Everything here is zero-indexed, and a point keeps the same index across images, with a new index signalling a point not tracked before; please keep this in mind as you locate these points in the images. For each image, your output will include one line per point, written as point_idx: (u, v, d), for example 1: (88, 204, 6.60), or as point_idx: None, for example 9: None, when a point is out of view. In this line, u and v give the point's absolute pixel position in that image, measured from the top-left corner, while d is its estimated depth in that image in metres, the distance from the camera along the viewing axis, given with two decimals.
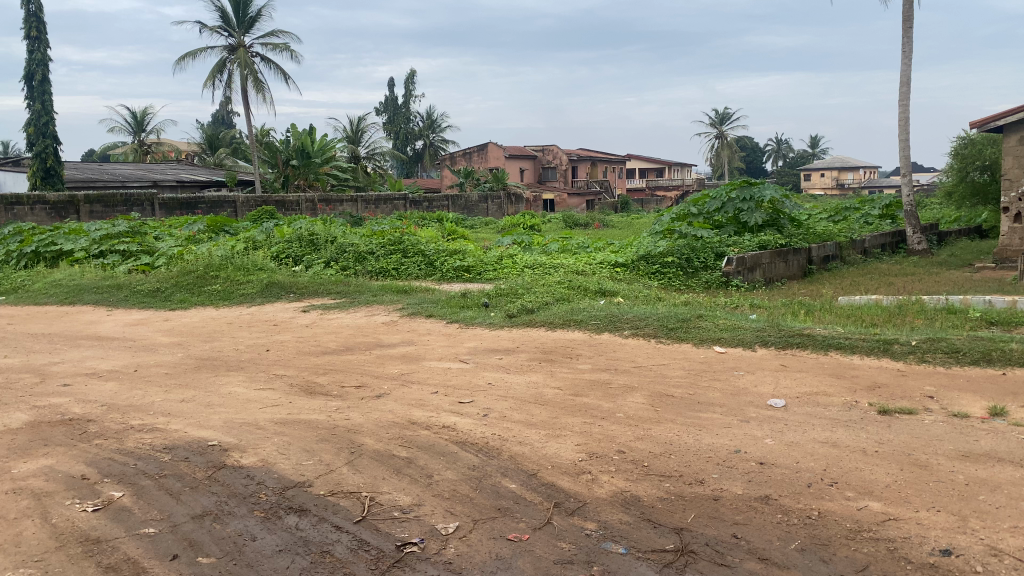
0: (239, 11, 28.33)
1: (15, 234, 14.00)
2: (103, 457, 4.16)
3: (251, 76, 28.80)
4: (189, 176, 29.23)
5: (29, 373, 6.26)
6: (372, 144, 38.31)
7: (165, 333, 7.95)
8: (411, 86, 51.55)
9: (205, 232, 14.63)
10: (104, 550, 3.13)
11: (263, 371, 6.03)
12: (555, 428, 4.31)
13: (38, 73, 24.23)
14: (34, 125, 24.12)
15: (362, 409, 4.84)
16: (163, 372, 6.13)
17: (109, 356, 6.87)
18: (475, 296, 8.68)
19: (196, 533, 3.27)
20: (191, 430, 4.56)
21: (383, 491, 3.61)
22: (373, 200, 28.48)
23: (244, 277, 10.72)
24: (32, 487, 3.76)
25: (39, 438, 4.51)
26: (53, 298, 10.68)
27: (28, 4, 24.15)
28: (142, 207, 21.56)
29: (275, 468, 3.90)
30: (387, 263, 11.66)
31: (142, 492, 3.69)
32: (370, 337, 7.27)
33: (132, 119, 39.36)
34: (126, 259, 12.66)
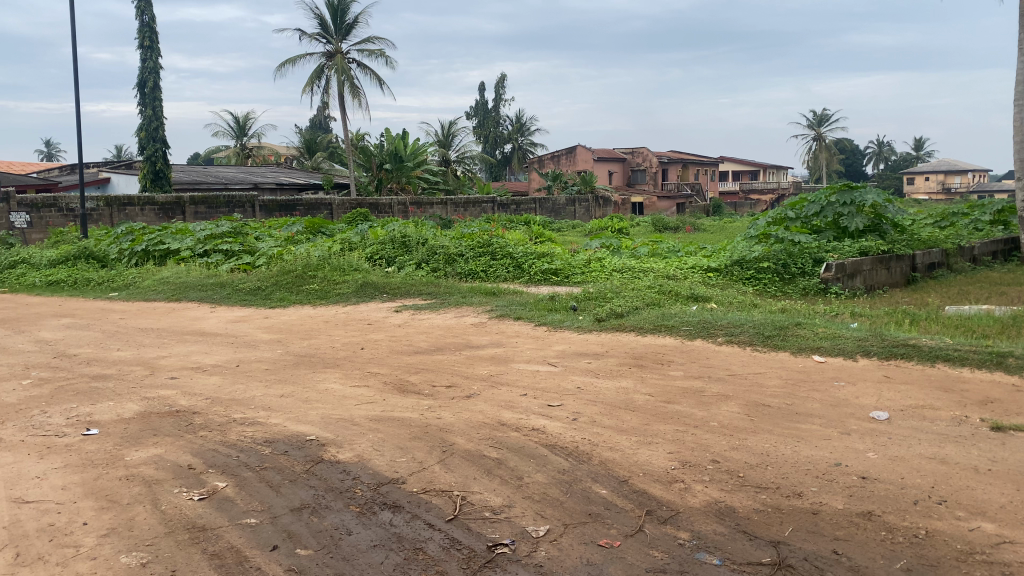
0: (336, 17, 29.13)
1: (128, 233, 14.76)
2: (208, 447, 4.34)
3: (348, 81, 29.60)
4: (289, 179, 30.38)
5: (140, 365, 6.60)
6: (462, 148, 38.76)
7: (264, 330, 8.23)
8: (501, 90, 52.09)
9: (303, 233, 15.10)
10: (209, 538, 3.27)
11: (357, 369, 6.17)
12: (646, 434, 4.26)
13: (151, 81, 25.51)
14: (146, 130, 25.33)
15: (452, 409, 4.90)
16: (264, 367, 6.36)
17: (213, 351, 7.17)
18: (564, 299, 8.65)
19: (294, 525, 3.37)
20: (290, 424, 4.71)
21: (475, 491, 3.64)
22: (462, 203, 28.91)
23: (341, 277, 11.01)
24: (144, 474, 3.96)
25: (149, 428, 4.74)
26: (162, 295, 11.20)
27: (142, 15, 25.42)
28: (243, 208, 22.43)
29: (370, 464, 3.99)
30: (476, 265, 11.77)
31: (244, 483, 3.83)
32: (459, 338, 7.36)
33: (235, 124, 41.04)
34: (229, 258, 13.19)
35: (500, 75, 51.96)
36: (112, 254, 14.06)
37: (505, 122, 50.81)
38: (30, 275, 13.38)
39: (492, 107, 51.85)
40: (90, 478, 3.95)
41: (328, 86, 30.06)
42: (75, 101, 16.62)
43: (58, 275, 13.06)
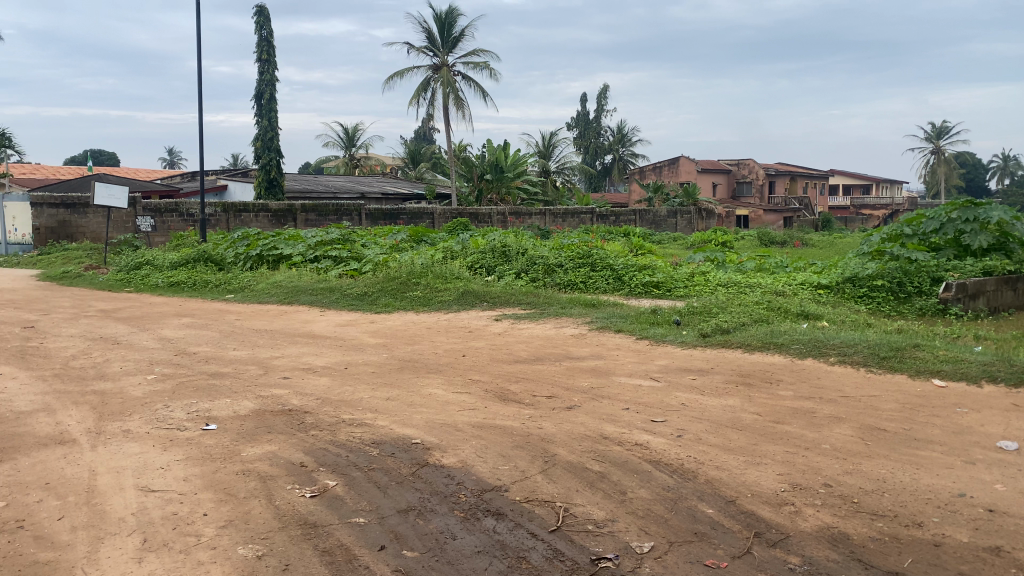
0: (443, 30, 29.73)
1: (243, 238, 15.44)
2: (319, 446, 4.49)
3: (453, 94, 30.14)
4: (394, 189, 31.13)
5: (255, 365, 6.89)
6: (563, 159, 38.94)
7: (370, 335, 8.44)
8: (603, 101, 52.04)
9: (407, 241, 15.46)
10: (320, 535, 3.37)
11: (460, 376, 6.25)
12: (754, 454, 4.15)
13: (267, 93, 26.67)
14: (261, 140, 26.48)
15: (554, 420, 4.90)
16: (370, 370, 6.53)
17: (322, 353, 7.41)
18: (667, 313, 8.53)
19: (401, 527, 3.44)
20: (396, 427, 4.81)
21: (578, 503, 3.63)
22: (561, 214, 28.98)
23: (443, 284, 11.21)
24: (259, 470, 4.13)
25: (263, 425, 4.94)
26: (274, 298, 11.68)
27: (260, 30, 26.61)
28: (350, 216, 23.15)
29: (474, 470, 4.04)
30: (576, 276, 11.75)
31: (353, 482, 3.93)
32: (559, 349, 7.36)
33: (344, 135, 42.44)
34: (337, 264, 13.62)
35: (602, 86, 51.95)
36: (228, 258, 14.73)
37: (606, 133, 50.68)
38: (154, 276, 14.19)
39: (594, 117, 51.83)
40: (209, 471, 4.15)
41: (434, 98, 30.72)
42: (198, 113, 17.49)
43: (179, 276, 13.80)
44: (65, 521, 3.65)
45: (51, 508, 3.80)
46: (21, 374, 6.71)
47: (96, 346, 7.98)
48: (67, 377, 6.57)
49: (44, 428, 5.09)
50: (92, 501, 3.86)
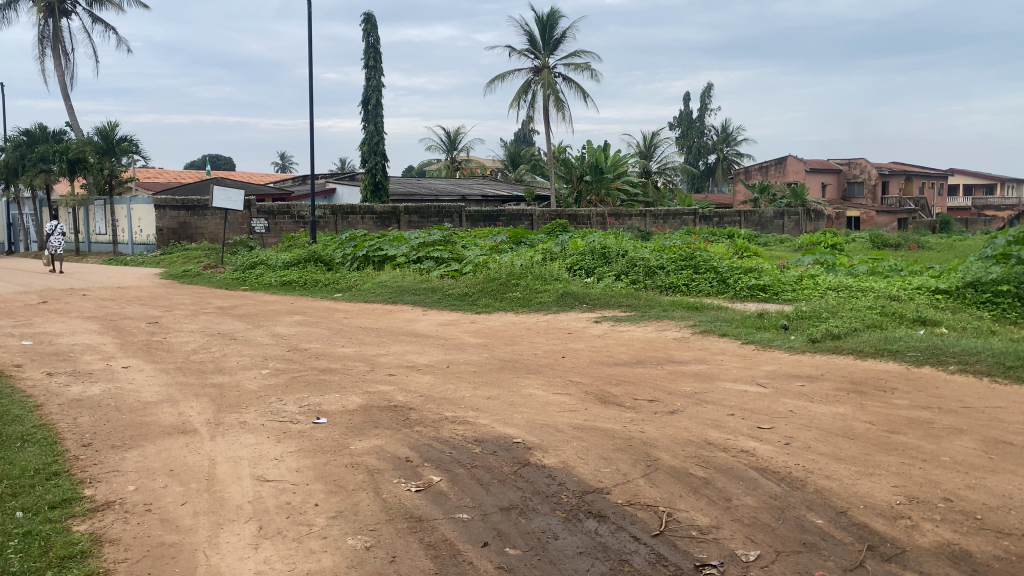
0: (545, 33, 29.84)
1: (350, 239, 15.93)
2: (423, 442, 4.60)
3: (554, 95, 30.21)
4: (494, 191, 31.52)
5: (362, 361, 7.10)
6: (664, 159, 38.60)
7: (471, 335, 8.56)
8: (707, 100, 51.09)
9: (507, 243, 15.60)
10: (425, 529, 3.45)
11: (560, 377, 6.27)
12: (867, 465, 4.00)
13: (374, 98, 27.41)
14: (368, 144, 27.25)
15: (656, 424, 4.85)
16: (472, 369, 6.63)
17: (425, 351, 7.57)
18: (774, 317, 8.30)
19: (504, 524, 3.48)
20: (498, 425, 4.87)
21: (681, 508, 3.58)
22: (662, 215, 28.63)
23: (542, 286, 11.26)
24: (367, 463, 4.26)
25: (370, 420, 5.09)
26: (379, 297, 12.01)
27: (368, 37, 27.37)
28: (452, 218, 23.55)
29: (575, 471, 4.05)
30: (678, 279, 11.58)
31: (457, 479, 4.01)
32: (661, 352, 7.28)
33: (446, 138, 43.18)
34: (439, 265, 13.86)
35: (706, 85, 51.04)
36: (336, 258, 15.22)
37: (710, 132, 49.73)
38: (268, 275, 14.83)
39: (697, 117, 50.93)
40: (320, 463, 4.31)
41: (535, 101, 30.90)
42: (309, 119, 18.11)
43: (291, 276, 14.35)
44: (188, 506, 3.86)
45: (174, 493, 4.03)
46: (149, 366, 7.14)
47: (214, 341, 8.41)
48: (190, 370, 6.95)
49: (168, 418, 5.40)
50: (212, 488, 4.07)
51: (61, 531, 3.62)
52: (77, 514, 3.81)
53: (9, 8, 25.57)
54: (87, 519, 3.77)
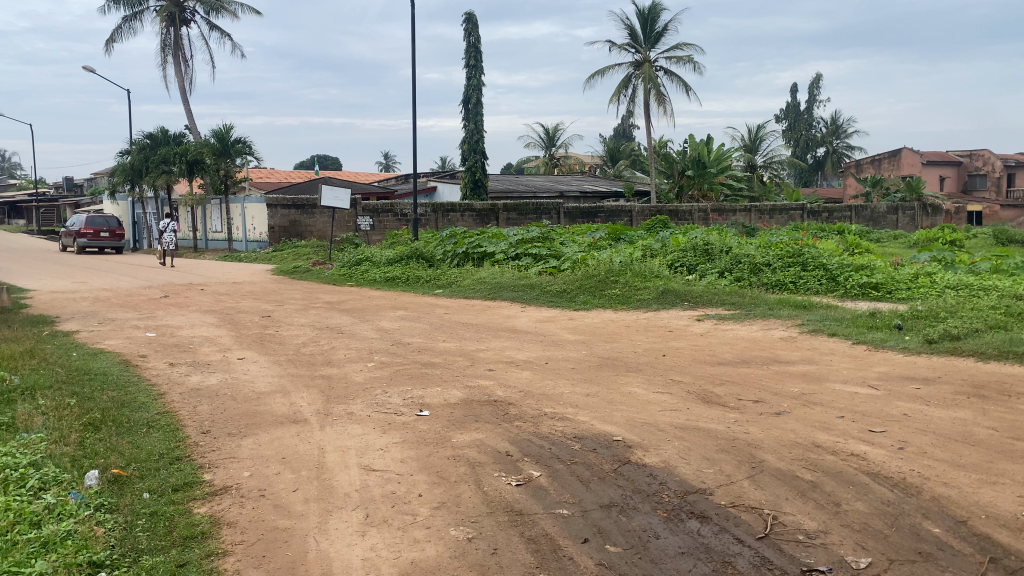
0: (646, 26, 29.48)
1: (451, 237, 16.18)
2: (523, 437, 4.64)
3: (655, 89, 29.80)
4: (593, 188, 31.40)
5: (463, 356, 7.21)
6: (770, 153, 37.56)
7: (570, 331, 8.56)
8: (816, 91, 49.34)
9: (606, 239, 15.50)
10: (526, 523, 3.49)
11: (661, 376, 6.19)
12: (989, 473, 3.80)
13: (474, 97, 27.67)
14: (468, 142, 27.58)
15: (761, 425, 4.74)
16: (571, 366, 6.63)
17: (525, 347, 7.62)
18: (886, 316, 7.96)
19: (604, 522, 3.48)
20: (598, 423, 4.87)
21: (787, 512, 3.49)
22: (767, 210, 27.82)
23: (642, 283, 11.16)
24: (468, 456, 4.34)
25: (471, 414, 5.17)
26: (479, 293, 12.16)
27: (468, 37, 27.69)
28: (550, 215, 23.59)
29: (676, 471, 4.00)
30: (785, 276, 11.24)
31: (557, 474, 4.03)
32: (767, 352, 7.10)
33: (545, 135, 43.27)
34: (537, 262, 13.91)
35: (815, 75, 49.30)
36: (437, 255, 15.49)
37: (819, 124, 48.02)
38: (372, 271, 15.25)
39: (805, 109, 49.26)
40: (423, 455, 4.42)
41: (636, 95, 30.58)
42: (412, 118, 18.47)
43: (394, 272, 14.71)
44: (299, 493, 4.03)
45: (287, 480, 4.21)
46: (262, 358, 7.47)
47: (323, 334, 8.72)
48: (299, 362, 7.22)
49: (280, 408, 5.63)
50: (322, 476, 4.23)
51: (183, 512, 3.84)
52: (198, 497, 4.03)
53: (135, 18, 27.15)
54: (207, 502, 3.98)
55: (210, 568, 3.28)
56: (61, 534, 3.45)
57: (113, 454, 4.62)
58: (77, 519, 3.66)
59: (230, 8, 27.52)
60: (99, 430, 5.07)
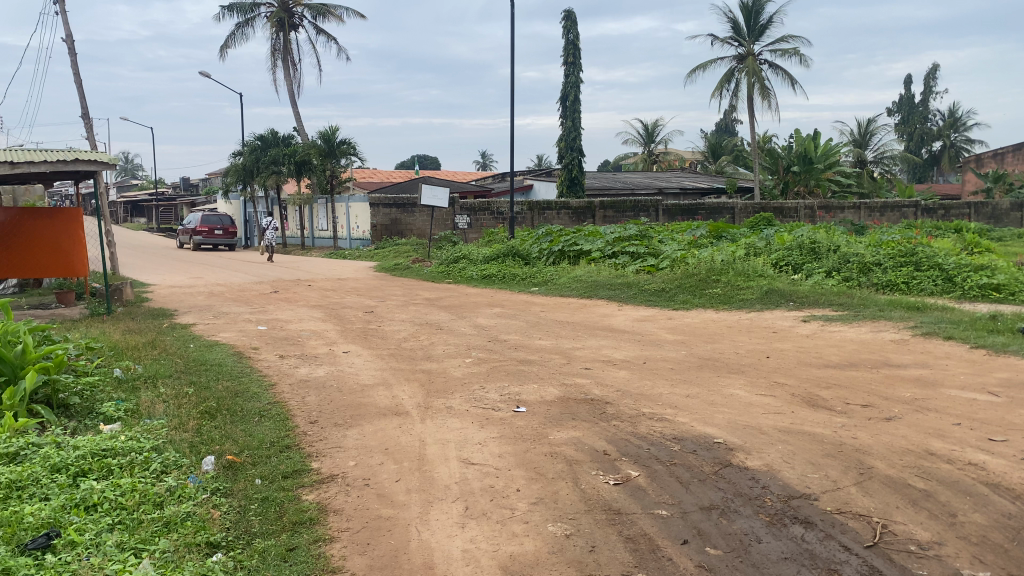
0: (750, 19, 28.76)
1: (548, 235, 16.22)
2: (621, 436, 4.62)
3: (759, 83, 29.04)
4: (693, 185, 30.92)
5: (559, 354, 7.23)
6: (881, 147, 36.07)
7: (669, 331, 8.46)
8: (932, 81, 47.01)
9: (706, 237, 15.22)
10: (624, 522, 3.48)
11: (763, 378, 6.05)
12: None
13: (572, 94, 27.60)
14: (566, 140, 27.58)
15: (870, 431, 4.57)
16: (670, 367, 6.55)
17: (622, 347, 7.57)
18: (1009, 320, 7.53)
19: (704, 524, 3.44)
20: (698, 424, 4.80)
21: (898, 521, 3.36)
22: (878, 207, 26.72)
23: (745, 282, 10.91)
24: (566, 454, 4.36)
25: (568, 412, 5.19)
26: (576, 291, 12.14)
27: (568, 34, 27.66)
28: (649, 212, 23.36)
29: (780, 475, 3.91)
30: (897, 276, 10.78)
31: (656, 475, 4.00)
32: (877, 355, 6.83)
33: (644, 131, 42.78)
34: (635, 260, 13.79)
35: (931, 65, 46.99)
36: (533, 253, 15.55)
37: (935, 117, 45.74)
38: (469, 268, 15.44)
39: (920, 100, 47.02)
40: (521, 450, 4.46)
41: (739, 90, 29.89)
42: (511, 116, 18.61)
43: (491, 270, 14.85)
44: (401, 484, 4.14)
45: (389, 471, 4.33)
46: (365, 352, 7.69)
47: (423, 330, 8.90)
48: (400, 356, 7.40)
49: (383, 400, 5.80)
50: (423, 468, 4.34)
51: (292, 498, 4.00)
52: (306, 484, 4.20)
53: (247, 25, 28.35)
54: (314, 489, 4.14)
55: (318, 552, 3.42)
56: (182, 515, 3.66)
57: (228, 441, 4.86)
58: (196, 502, 3.87)
59: (335, 12, 28.37)
60: (215, 418, 5.34)
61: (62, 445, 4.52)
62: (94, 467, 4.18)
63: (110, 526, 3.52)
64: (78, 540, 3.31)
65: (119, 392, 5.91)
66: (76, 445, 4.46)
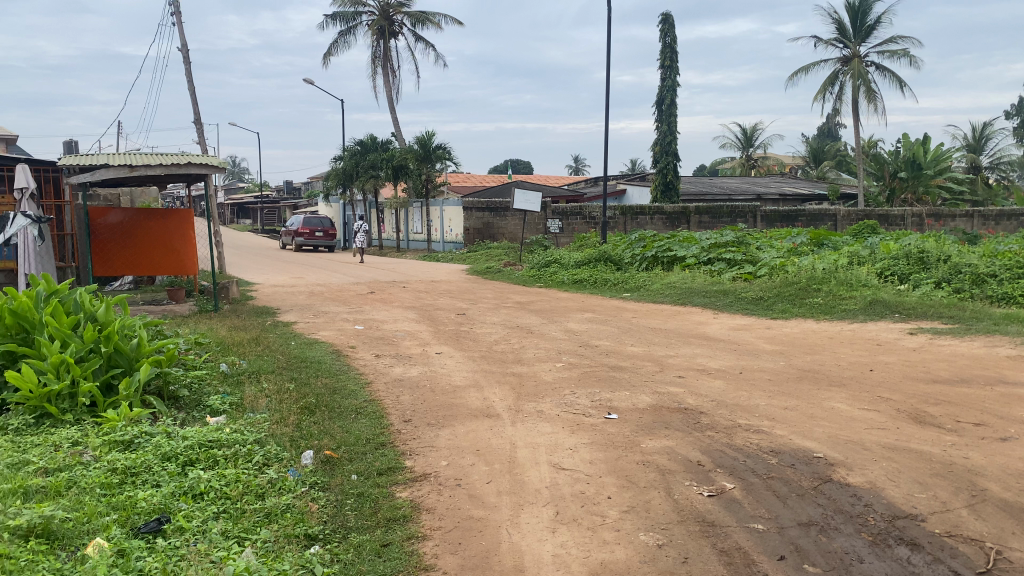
0: (856, 19, 27.77)
1: (641, 240, 16.06)
2: (716, 447, 4.53)
3: (865, 86, 28.00)
4: (793, 191, 30.10)
5: (652, 362, 7.14)
6: (997, 152, 34.22)
7: (766, 341, 8.25)
8: None
9: (806, 245, 14.76)
10: (719, 534, 3.41)
11: (866, 391, 5.82)
12: None
13: (669, 98, 27.24)
14: (660, 144, 27.24)
15: (984, 451, 4.34)
16: (767, 377, 6.38)
17: (717, 356, 7.43)
18: None
19: (802, 540, 3.33)
20: (796, 438, 4.66)
21: (1014, 548, 3.18)
22: (993, 215, 25.35)
23: (847, 292, 10.54)
24: (659, 463, 4.30)
25: (661, 421, 5.12)
26: (670, 298, 11.99)
27: (665, 37, 27.33)
28: (746, 218, 22.83)
29: (884, 493, 3.75)
30: (1013, 289, 10.20)
31: (752, 488, 3.90)
32: (990, 371, 6.48)
33: (742, 136, 41.86)
34: (731, 267, 13.49)
35: None
36: (626, 258, 15.42)
37: None
38: (561, 273, 15.44)
39: None
40: (612, 458, 4.43)
41: (843, 93, 28.91)
42: (606, 121, 18.52)
43: (582, 275, 14.81)
44: (492, 485, 4.17)
45: (481, 472, 4.37)
46: (457, 353, 7.80)
47: (514, 333, 8.95)
48: (492, 358, 7.46)
49: (474, 401, 5.87)
50: (514, 471, 4.36)
51: (387, 495, 4.09)
52: (400, 482, 4.28)
53: (350, 33, 29.17)
54: (408, 487, 4.22)
55: (411, 550, 3.48)
56: (282, 507, 3.79)
57: (326, 436, 5.00)
58: (296, 494, 4.01)
59: (434, 20, 28.86)
60: (314, 414, 5.51)
61: (172, 435, 4.74)
62: (201, 458, 4.37)
63: (217, 514, 3.68)
64: (187, 526, 3.47)
65: (225, 385, 6.18)
66: (185, 436, 4.68)
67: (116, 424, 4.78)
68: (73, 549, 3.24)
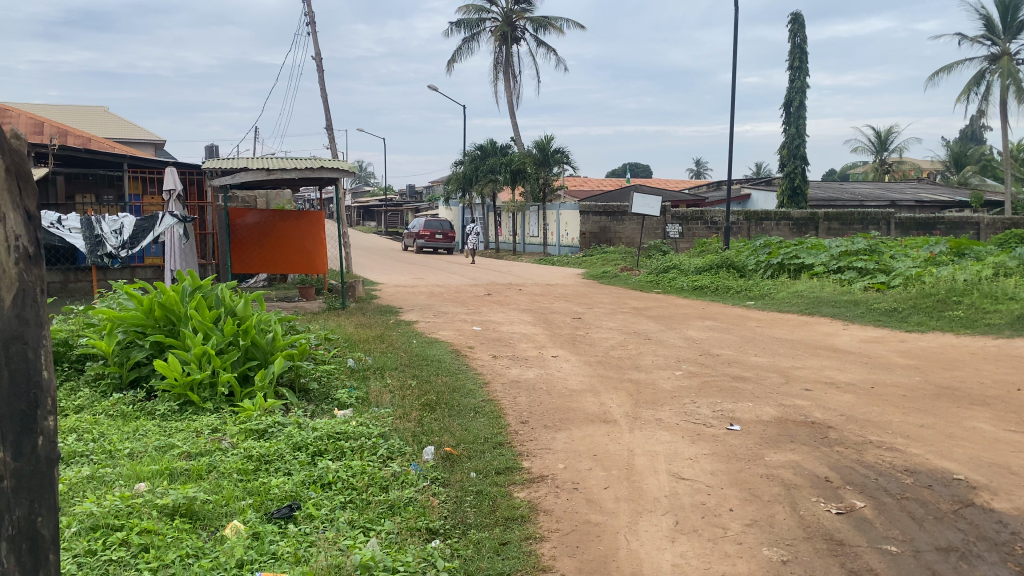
0: (1006, 15, 26.01)
1: (766, 247, 15.59)
2: (845, 464, 4.35)
3: (1015, 85, 26.16)
4: (931, 197, 28.48)
5: (777, 373, 6.92)
6: None
7: (901, 355, 7.84)
8: None
9: (946, 254, 13.93)
10: (848, 554, 3.28)
11: (1013, 412, 5.44)
12: None
13: (797, 100, 26.30)
14: (787, 148, 26.36)
15: None
16: (901, 393, 6.06)
17: (847, 369, 7.12)
18: None
19: (940, 566, 3.16)
20: (934, 458, 4.41)
21: None
22: None
23: (992, 305, 9.89)
24: (784, 477, 4.18)
25: (786, 434, 4.96)
26: (796, 307, 11.58)
27: (794, 37, 26.41)
28: (879, 225, 21.77)
29: None
30: None
31: (884, 508, 3.73)
32: None
33: (876, 139, 39.96)
34: (863, 277, 12.89)
35: None
36: (749, 265, 15.00)
37: None
38: (681, 279, 15.18)
39: None
40: (734, 469, 4.33)
41: (990, 93, 27.14)
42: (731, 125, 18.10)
43: (703, 281, 14.51)
44: (610, 491, 4.15)
45: (599, 477, 4.36)
46: (574, 357, 7.80)
47: (632, 340, 8.87)
48: (609, 364, 7.42)
49: (591, 406, 5.85)
50: (632, 477, 4.33)
51: (505, 494, 4.15)
52: (518, 482, 4.33)
53: (473, 39, 29.71)
54: (526, 487, 4.27)
55: (529, 550, 3.52)
56: (404, 500, 3.91)
57: (446, 433, 5.12)
58: (417, 488, 4.12)
59: (556, 24, 28.98)
60: (435, 411, 5.65)
61: (303, 425, 4.98)
62: (329, 448, 4.57)
63: (344, 503, 3.84)
64: (316, 514, 3.63)
65: (351, 379, 6.43)
66: (314, 427, 4.89)
67: (252, 414, 5.06)
68: (213, 529, 3.46)
